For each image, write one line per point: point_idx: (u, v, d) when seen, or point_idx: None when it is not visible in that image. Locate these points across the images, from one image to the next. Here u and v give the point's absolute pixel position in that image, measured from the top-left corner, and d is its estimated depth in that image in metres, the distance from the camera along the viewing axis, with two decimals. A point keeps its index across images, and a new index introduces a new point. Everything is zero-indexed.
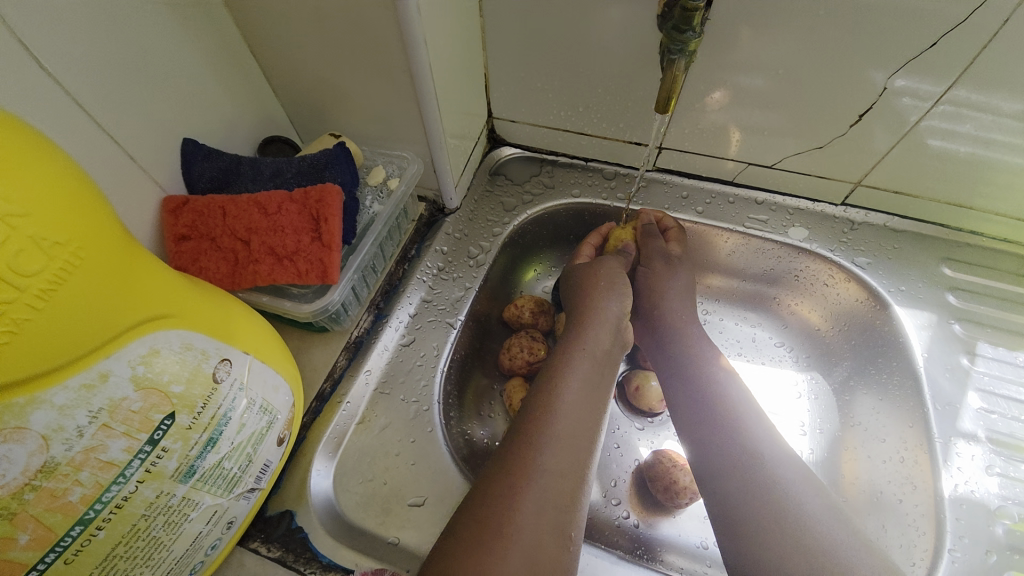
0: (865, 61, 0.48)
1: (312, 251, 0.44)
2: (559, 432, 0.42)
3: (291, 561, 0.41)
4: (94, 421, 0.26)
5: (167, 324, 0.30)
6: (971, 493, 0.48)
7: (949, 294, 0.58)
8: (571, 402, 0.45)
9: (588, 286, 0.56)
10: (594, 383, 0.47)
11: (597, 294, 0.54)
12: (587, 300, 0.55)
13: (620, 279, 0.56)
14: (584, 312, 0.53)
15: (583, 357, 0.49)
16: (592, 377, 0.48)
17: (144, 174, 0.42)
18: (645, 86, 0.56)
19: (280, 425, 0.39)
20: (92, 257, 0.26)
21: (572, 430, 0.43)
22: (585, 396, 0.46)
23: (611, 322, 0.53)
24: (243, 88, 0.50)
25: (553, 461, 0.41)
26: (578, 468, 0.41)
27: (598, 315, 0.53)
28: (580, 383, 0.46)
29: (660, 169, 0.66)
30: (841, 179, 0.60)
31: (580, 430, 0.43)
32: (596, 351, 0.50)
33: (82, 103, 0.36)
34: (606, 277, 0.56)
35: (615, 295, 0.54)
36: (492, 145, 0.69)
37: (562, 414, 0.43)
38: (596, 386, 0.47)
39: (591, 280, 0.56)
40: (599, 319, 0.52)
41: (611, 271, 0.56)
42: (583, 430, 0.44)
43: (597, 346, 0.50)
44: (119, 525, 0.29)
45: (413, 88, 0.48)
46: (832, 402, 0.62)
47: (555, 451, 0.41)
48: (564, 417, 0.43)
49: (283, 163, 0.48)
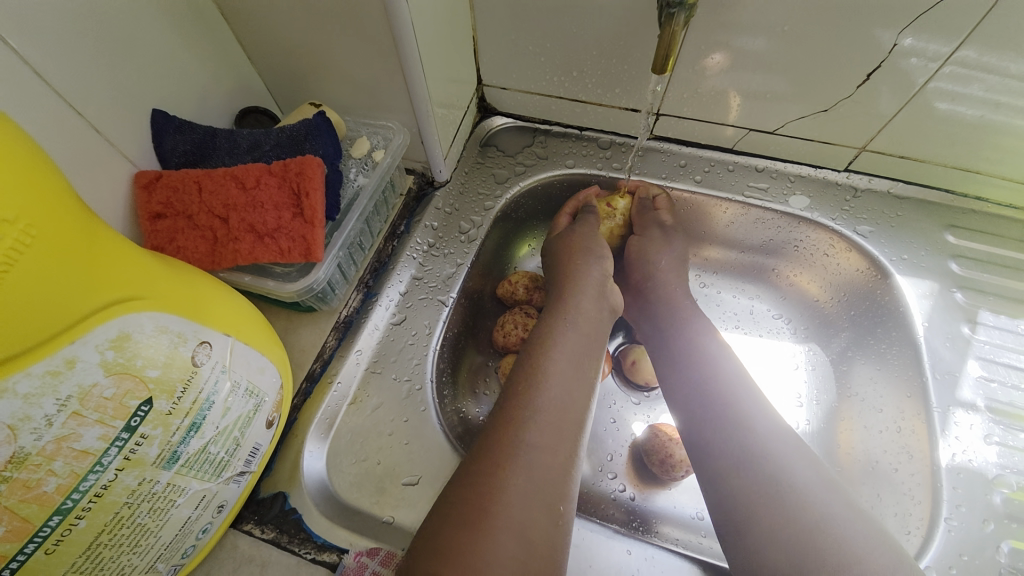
0: (874, 17, 0.45)
1: (294, 227, 0.42)
2: (543, 404, 0.41)
3: (285, 542, 0.41)
4: (63, 410, 0.25)
5: (139, 306, 0.29)
6: (969, 462, 0.48)
7: (952, 262, 0.57)
8: (558, 373, 0.44)
9: (566, 256, 0.56)
10: (580, 350, 0.47)
11: (577, 263, 0.54)
12: (569, 266, 0.54)
13: (596, 243, 0.56)
14: (566, 280, 0.53)
15: (568, 325, 0.48)
16: (579, 347, 0.47)
17: (112, 149, 0.39)
18: (641, 48, 0.53)
19: (268, 408, 0.38)
20: (45, 235, 0.25)
21: (558, 401, 0.42)
22: (572, 366, 0.45)
23: (594, 287, 0.53)
24: (215, 56, 0.47)
25: (542, 437, 0.40)
26: (566, 440, 0.41)
27: (580, 281, 0.53)
28: (566, 352, 0.46)
29: (658, 137, 0.64)
30: (844, 144, 0.57)
31: (572, 401, 0.43)
32: (580, 320, 0.49)
33: (40, 71, 0.34)
34: (584, 243, 0.56)
35: (594, 259, 0.55)
36: (483, 115, 0.67)
37: (549, 387, 0.43)
38: (584, 354, 0.47)
39: (567, 248, 0.56)
40: (583, 286, 0.52)
41: (589, 236, 0.56)
42: (571, 404, 0.43)
43: (580, 312, 0.50)
44: (100, 513, 0.28)
45: (396, 54, 0.45)
46: (830, 372, 0.62)
47: (541, 425, 0.40)
48: (551, 391, 0.42)
49: (261, 135, 0.45)
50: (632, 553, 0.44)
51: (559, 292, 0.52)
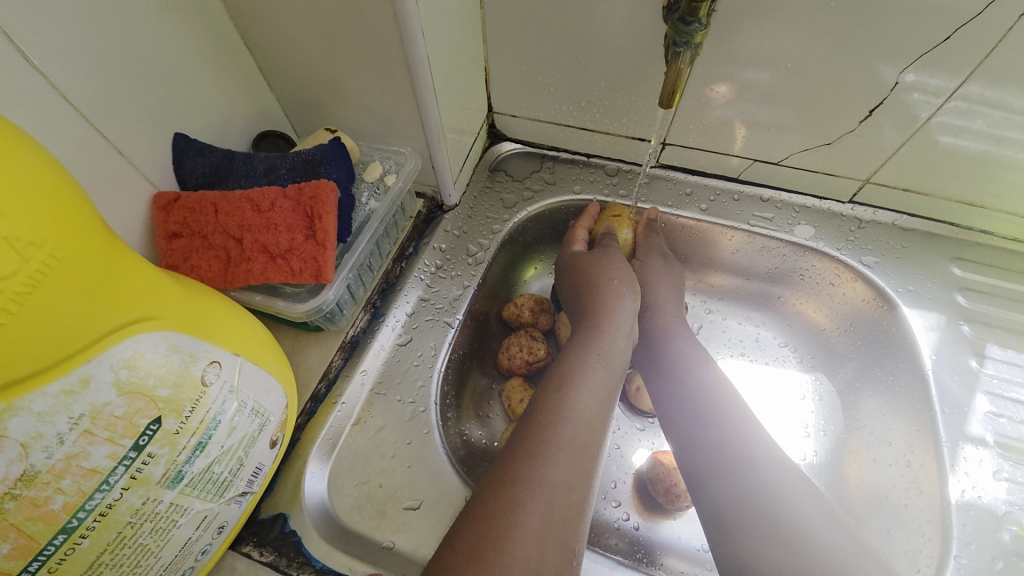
0: (877, 54, 0.46)
1: (306, 249, 0.43)
2: (564, 439, 0.41)
3: (283, 565, 0.41)
4: (74, 428, 0.25)
5: (153, 326, 0.29)
6: (978, 499, 0.47)
7: (958, 294, 0.57)
8: (582, 410, 0.44)
9: (594, 284, 0.55)
10: (606, 385, 0.46)
11: (611, 292, 0.54)
12: (597, 295, 0.54)
13: (629, 276, 0.56)
14: (599, 310, 0.53)
15: (599, 359, 0.48)
16: (603, 383, 0.47)
17: (134, 170, 0.41)
18: (649, 79, 0.54)
19: (272, 428, 0.39)
20: (70, 257, 0.25)
21: (578, 437, 0.42)
22: (596, 403, 0.45)
23: (625, 321, 0.53)
24: (236, 81, 0.49)
25: (556, 471, 0.39)
26: (583, 477, 0.40)
27: (612, 312, 0.53)
28: (590, 389, 0.45)
29: (665, 165, 0.65)
30: (848, 176, 0.58)
31: (591, 435, 0.43)
32: (612, 357, 0.49)
33: (67, 94, 0.35)
34: (618, 274, 0.56)
35: (629, 292, 0.55)
36: (493, 141, 0.68)
37: (573, 421, 0.43)
38: (608, 390, 0.46)
39: (601, 278, 0.55)
40: (612, 318, 0.52)
41: (621, 268, 0.56)
42: (591, 440, 0.42)
43: (614, 351, 0.50)
44: (103, 533, 0.28)
45: (411, 83, 0.47)
46: (837, 403, 0.62)
47: (561, 461, 0.40)
48: (573, 425, 0.42)
49: (277, 159, 0.46)
50: None
51: (592, 323, 0.52)
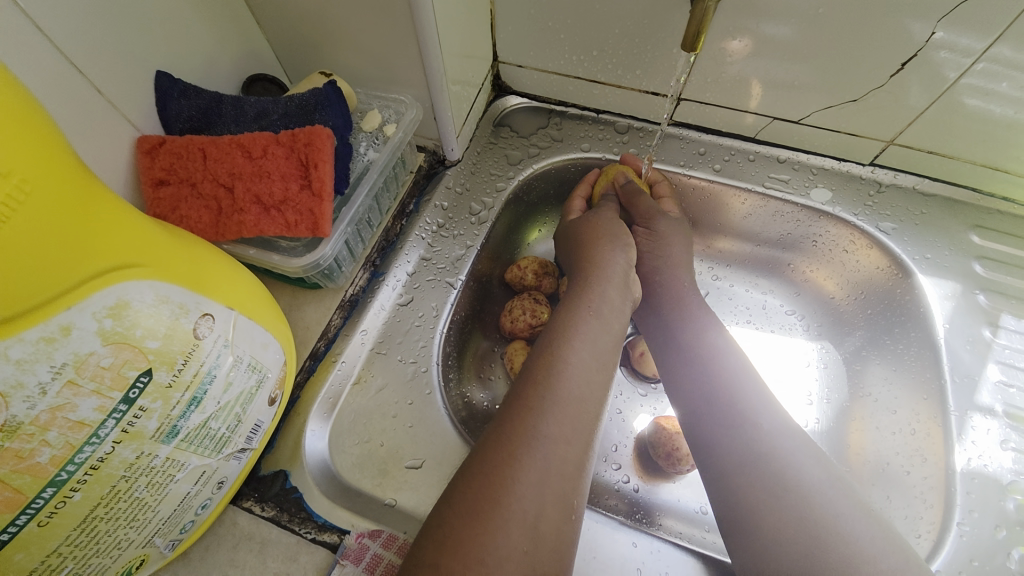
0: (907, 9, 0.43)
1: (301, 200, 0.40)
2: (562, 396, 0.40)
3: (286, 521, 0.40)
4: (58, 378, 0.24)
5: (139, 273, 0.28)
6: (984, 467, 0.46)
7: (976, 263, 0.55)
8: (576, 363, 0.43)
9: (596, 242, 0.54)
10: (602, 339, 0.45)
11: (605, 249, 0.53)
12: (595, 254, 0.53)
13: (620, 230, 0.55)
14: (595, 267, 0.51)
15: (590, 313, 0.47)
16: (598, 336, 0.45)
17: (114, 111, 0.38)
18: (667, 27, 0.50)
19: (270, 385, 0.37)
20: (42, 194, 0.23)
21: (576, 394, 0.41)
22: (593, 357, 0.44)
23: (617, 276, 0.51)
24: (223, 18, 0.45)
25: (554, 428, 0.38)
26: (584, 435, 0.40)
27: (606, 269, 0.51)
28: (584, 343, 0.44)
29: (678, 123, 0.62)
30: (872, 137, 0.55)
31: (591, 393, 0.42)
32: (604, 309, 0.48)
33: (41, 24, 0.32)
34: (607, 228, 0.54)
35: (619, 248, 0.53)
36: (498, 94, 0.65)
37: (568, 376, 0.41)
38: (603, 345, 0.45)
39: (600, 237, 0.54)
40: (607, 273, 0.51)
41: (613, 225, 0.55)
42: (590, 396, 0.41)
43: (605, 303, 0.48)
44: (96, 486, 0.27)
45: (411, 25, 0.43)
46: (842, 371, 0.61)
47: (557, 417, 0.39)
48: (570, 380, 0.41)
49: (269, 103, 0.44)
50: (638, 545, 0.44)
51: (585, 281, 0.50)
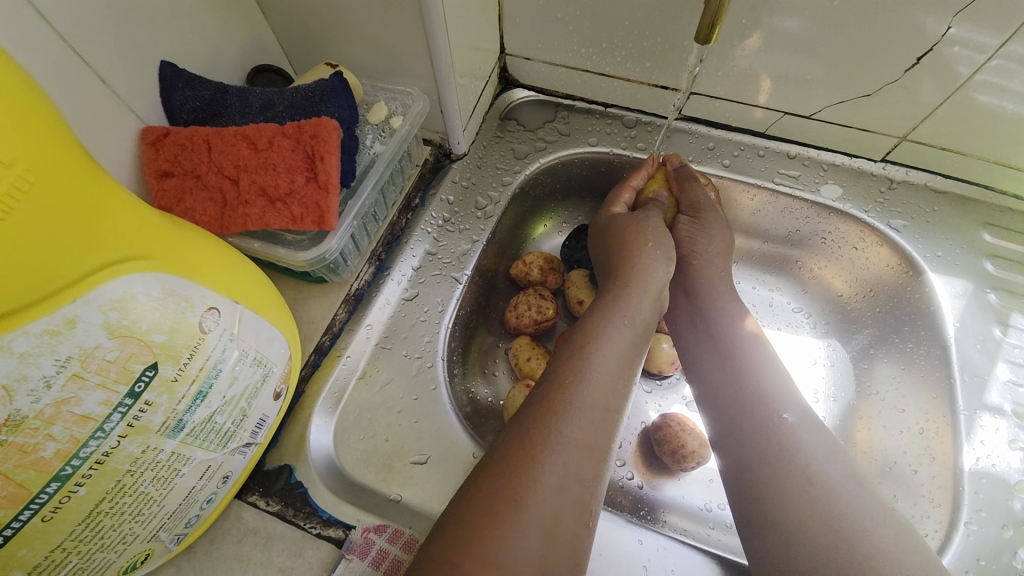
0: (922, 3, 0.42)
1: (307, 193, 0.40)
2: (587, 403, 0.40)
3: (291, 515, 0.40)
4: (62, 371, 0.24)
5: (143, 266, 0.27)
6: (992, 467, 0.46)
7: (986, 261, 0.54)
8: (605, 371, 0.42)
9: (625, 243, 0.53)
10: (630, 346, 0.45)
11: (642, 252, 0.52)
12: (626, 257, 0.52)
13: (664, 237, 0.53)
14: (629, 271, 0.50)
15: (623, 321, 0.46)
16: (628, 345, 0.45)
17: (119, 102, 0.37)
18: (677, 19, 0.50)
19: (276, 379, 0.37)
20: (46, 184, 0.23)
21: (600, 401, 0.40)
22: (619, 365, 0.43)
23: (654, 287, 0.50)
24: (227, 8, 0.45)
25: (579, 434, 0.38)
26: (603, 439, 0.39)
27: (642, 275, 0.50)
28: (613, 351, 0.44)
29: (687, 117, 0.61)
30: (884, 132, 0.54)
31: (614, 400, 0.41)
32: (637, 319, 0.47)
33: (43, 11, 0.31)
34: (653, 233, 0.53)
35: (661, 256, 0.52)
36: (504, 87, 0.64)
37: (595, 383, 0.41)
38: (630, 353, 0.45)
39: (631, 236, 0.53)
40: (640, 280, 0.50)
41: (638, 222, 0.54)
42: (613, 403, 0.41)
43: (637, 312, 0.47)
44: (101, 481, 0.27)
45: (418, 15, 0.42)
46: (850, 369, 0.61)
47: (582, 423, 0.39)
48: (595, 387, 0.41)
49: (274, 94, 0.43)
50: (643, 543, 0.43)
51: (619, 286, 0.49)
